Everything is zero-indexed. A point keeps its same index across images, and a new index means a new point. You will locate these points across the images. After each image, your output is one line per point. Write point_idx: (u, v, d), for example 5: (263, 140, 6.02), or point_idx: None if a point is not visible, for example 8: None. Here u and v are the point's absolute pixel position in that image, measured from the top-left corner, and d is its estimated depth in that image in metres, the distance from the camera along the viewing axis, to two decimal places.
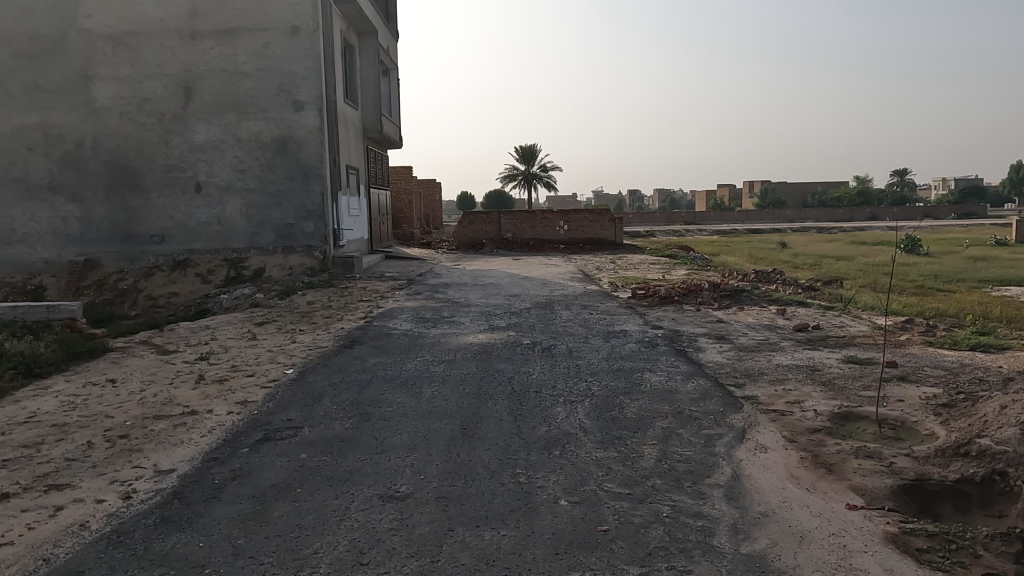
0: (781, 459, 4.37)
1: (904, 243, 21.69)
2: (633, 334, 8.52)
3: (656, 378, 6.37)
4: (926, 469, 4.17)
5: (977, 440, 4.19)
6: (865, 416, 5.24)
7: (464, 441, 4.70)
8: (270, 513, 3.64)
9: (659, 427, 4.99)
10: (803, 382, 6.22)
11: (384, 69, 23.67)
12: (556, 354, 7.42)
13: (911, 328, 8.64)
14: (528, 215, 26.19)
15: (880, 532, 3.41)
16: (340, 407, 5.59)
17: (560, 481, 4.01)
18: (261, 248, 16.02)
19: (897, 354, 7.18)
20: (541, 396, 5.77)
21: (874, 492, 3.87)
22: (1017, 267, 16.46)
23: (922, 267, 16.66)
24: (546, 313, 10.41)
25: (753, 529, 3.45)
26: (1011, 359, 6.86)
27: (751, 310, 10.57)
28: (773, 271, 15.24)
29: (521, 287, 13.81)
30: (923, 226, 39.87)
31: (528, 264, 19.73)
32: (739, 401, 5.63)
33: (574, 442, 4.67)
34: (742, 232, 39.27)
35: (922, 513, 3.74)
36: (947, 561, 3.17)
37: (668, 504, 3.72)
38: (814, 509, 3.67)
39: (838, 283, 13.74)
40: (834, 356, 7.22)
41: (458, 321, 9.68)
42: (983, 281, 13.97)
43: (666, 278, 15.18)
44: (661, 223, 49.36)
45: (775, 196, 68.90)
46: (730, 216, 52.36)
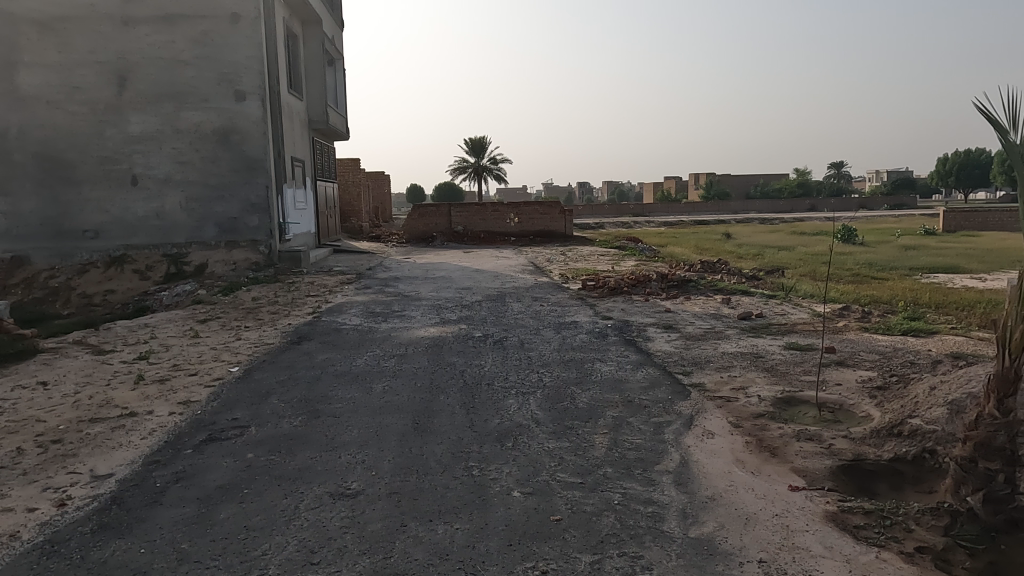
0: (727, 444, 4.49)
1: (842, 234, 22.49)
2: (583, 326, 8.61)
3: (606, 368, 6.45)
4: (863, 449, 4.35)
5: (909, 421, 4.41)
6: (805, 401, 5.43)
7: (417, 436, 4.66)
8: (216, 516, 3.53)
9: (610, 416, 5.06)
10: (747, 369, 6.40)
11: (330, 59, 23.21)
12: (507, 347, 7.42)
13: (848, 315, 8.99)
14: (478, 208, 26.11)
15: (820, 511, 3.55)
16: (289, 405, 5.47)
17: (513, 473, 4.02)
18: (203, 242, 15.54)
19: (836, 340, 7.47)
20: (493, 389, 5.77)
21: (814, 474, 4.02)
22: (945, 255, 17.30)
23: (859, 256, 17.31)
24: (497, 305, 10.40)
25: (701, 513, 3.54)
26: (940, 342, 7.23)
27: (697, 299, 10.80)
28: (719, 261, 15.61)
29: (473, 280, 13.78)
30: (858, 216, 41.46)
31: (478, 257, 19.66)
32: (687, 389, 5.76)
33: (525, 433, 4.68)
34: (688, 223, 40.10)
35: (860, 492, 3.89)
36: (883, 537, 3.31)
37: (619, 492, 3.77)
38: (759, 492, 3.79)
39: (780, 273, 14.18)
40: (777, 343, 7.44)
41: (409, 315, 9.59)
42: (914, 269, 14.65)
43: (615, 269, 15.39)
44: (609, 215, 49.87)
45: (720, 188, 70.52)
46: (677, 208, 53.13)
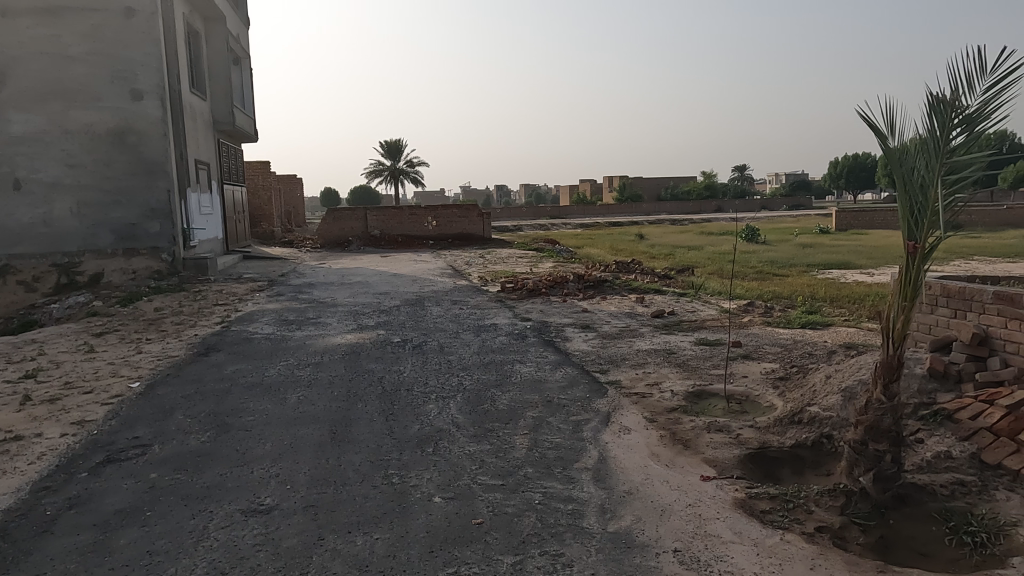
0: (643, 438, 4.63)
1: (746, 233, 23.66)
2: (502, 328, 8.63)
3: (526, 370, 6.50)
4: (768, 437, 4.59)
5: (808, 409, 4.71)
6: (715, 393, 5.67)
7: (334, 446, 4.54)
8: (114, 542, 3.31)
9: (529, 417, 5.10)
10: (660, 365, 6.62)
11: (234, 58, 22.28)
12: (427, 351, 7.35)
13: (752, 310, 9.47)
14: (395, 211, 25.78)
15: (730, 499, 3.72)
16: (196, 420, 5.19)
17: (434, 478, 3.98)
18: (97, 251, 14.39)
19: (741, 335, 7.85)
20: (413, 394, 5.71)
21: (724, 463, 4.20)
22: (838, 252, 18.51)
23: (761, 255, 18.26)
24: (416, 310, 10.29)
25: (618, 508, 3.62)
26: (834, 334, 7.74)
27: (613, 299, 11.08)
28: (633, 261, 16.07)
29: (390, 285, 13.58)
30: (760, 216, 43.75)
31: (396, 261, 19.41)
32: (604, 387, 5.89)
33: (446, 438, 4.66)
34: (603, 225, 41.13)
35: (765, 478, 4.10)
36: (786, 520, 3.50)
37: (539, 492, 3.81)
38: (673, 483, 3.92)
39: (690, 272, 14.76)
40: (688, 339, 7.74)
41: (324, 322, 9.32)
42: (810, 266, 15.59)
43: (533, 271, 15.56)
44: (527, 218, 50.42)
45: (633, 190, 72.66)
46: (592, 210, 54.37)
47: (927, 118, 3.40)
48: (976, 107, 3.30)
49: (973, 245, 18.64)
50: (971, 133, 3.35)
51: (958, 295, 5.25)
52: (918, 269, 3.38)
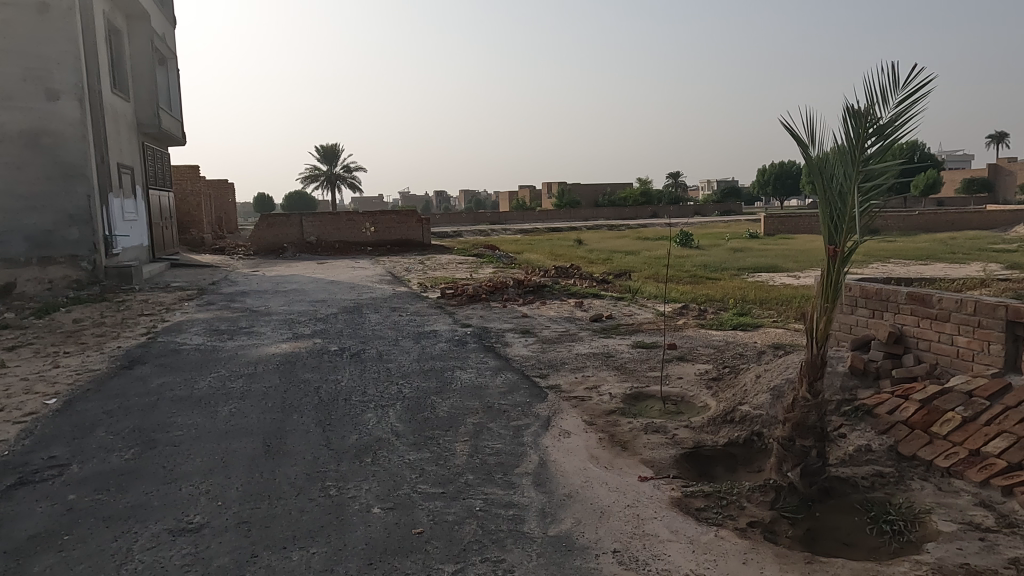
0: (582, 441, 4.68)
1: (680, 238, 24.32)
2: (443, 334, 8.58)
3: (466, 376, 6.48)
4: (702, 437, 4.72)
5: (740, 408, 4.87)
6: (652, 395, 5.79)
7: (268, 459, 4.40)
8: (27, 571, 3.10)
9: (470, 424, 5.08)
10: (599, 368, 6.72)
11: (160, 58, 21.42)
12: (365, 359, 7.23)
13: (687, 313, 9.73)
14: (332, 217, 25.28)
15: (667, 498, 3.80)
16: (120, 437, 4.94)
17: (372, 489, 3.91)
18: (9, 260, 13.49)
19: (677, 337, 8.06)
20: (351, 404, 5.60)
21: (661, 463, 4.29)
22: (766, 256, 19.27)
23: (695, 259, 18.80)
24: (354, 317, 10.11)
25: (559, 511, 3.65)
26: (763, 335, 8.04)
27: (552, 304, 11.19)
28: (572, 266, 16.26)
29: (327, 292, 13.29)
30: (693, 222, 45.08)
31: (333, 268, 19.03)
32: (544, 391, 5.93)
33: (385, 447, 4.59)
34: (542, 230, 41.47)
35: (700, 477, 4.21)
36: (720, 516, 3.61)
37: (480, 498, 3.79)
38: (612, 484, 3.98)
39: (627, 276, 15.05)
40: (625, 342, 7.89)
41: (258, 332, 9.05)
42: (741, 270, 16.16)
43: (473, 277, 15.55)
44: (467, 223, 50.36)
45: (571, 196, 73.60)
46: (532, 215, 54.76)
47: (844, 128, 3.58)
48: (887, 118, 3.49)
49: (889, 249, 19.71)
50: (884, 143, 3.54)
51: (875, 296, 5.51)
52: (838, 271, 3.56)
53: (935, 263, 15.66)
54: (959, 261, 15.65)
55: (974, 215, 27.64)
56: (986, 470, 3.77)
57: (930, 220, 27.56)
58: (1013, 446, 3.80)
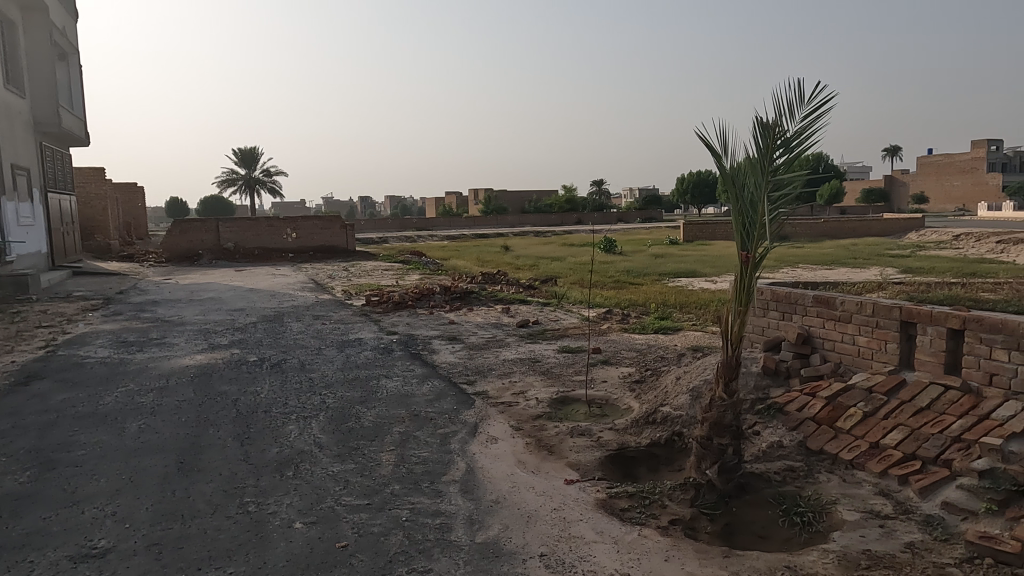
0: (510, 447, 4.70)
1: (604, 244, 24.86)
2: (367, 342, 8.42)
3: (392, 384, 6.38)
4: (626, 438, 4.84)
5: (661, 409, 5.03)
6: (577, 399, 5.89)
7: (182, 477, 4.19)
8: None
9: (396, 433, 5.01)
10: (525, 373, 6.77)
11: (61, 53, 20.13)
12: (286, 369, 7.01)
13: (610, 318, 9.95)
14: (251, 223, 24.41)
15: (592, 500, 3.87)
16: (14, 458, 4.58)
17: (294, 503, 3.79)
18: None
19: (601, 341, 8.23)
20: (271, 416, 5.40)
21: (586, 466, 4.37)
22: (686, 262, 19.97)
23: (618, 265, 19.26)
24: (275, 326, 9.78)
25: (486, 518, 3.64)
26: (683, 338, 8.33)
27: (479, 310, 11.20)
28: (499, 272, 16.32)
29: (246, 300, 12.80)
30: (616, 228, 46.16)
31: (252, 275, 18.36)
32: (471, 398, 5.92)
33: (308, 459, 4.46)
34: (469, 236, 41.37)
35: (624, 477, 4.31)
36: (644, 516, 3.70)
37: (406, 508, 3.74)
38: (539, 489, 4.01)
39: (553, 282, 15.25)
40: (551, 348, 7.98)
41: (171, 343, 8.60)
42: (662, 275, 16.67)
43: (399, 284, 15.36)
44: (393, 229, 49.72)
45: (498, 203, 73.87)
46: (459, 222, 54.65)
47: (755, 139, 3.75)
48: (794, 132, 3.69)
49: (798, 254, 20.82)
50: (791, 155, 3.74)
51: (785, 299, 5.78)
52: (750, 277, 3.73)
53: (839, 267, 16.67)
54: (860, 265, 16.72)
55: (873, 222, 29.61)
56: (885, 461, 4.04)
57: (834, 227, 29.31)
58: (908, 438, 4.09)
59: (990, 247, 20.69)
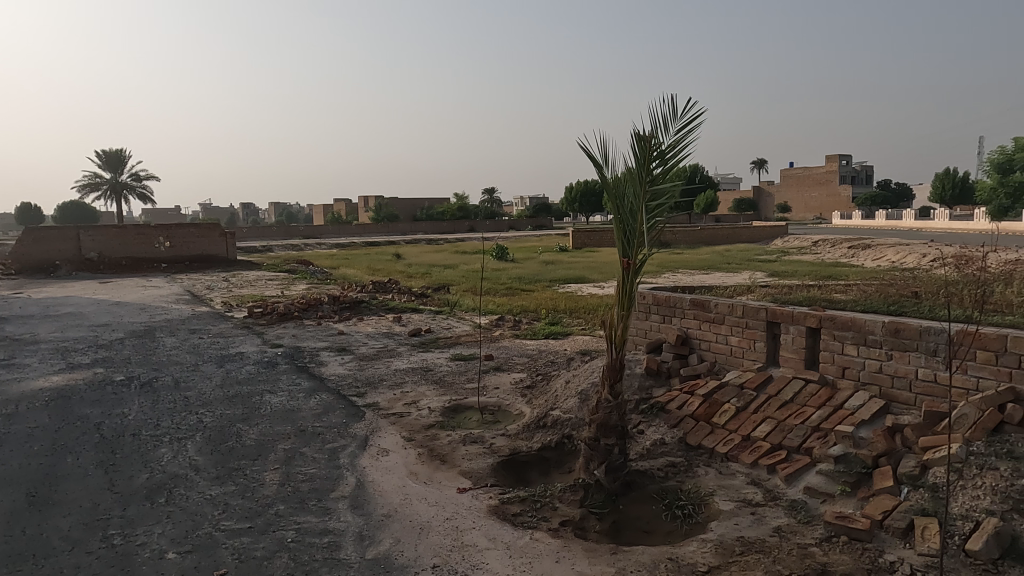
0: (401, 458, 4.62)
1: (495, 252, 25.10)
2: (250, 356, 8.00)
3: (277, 400, 6.09)
4: (518, 443, 4.89)
5: (551, 413, 5.14)
6: (470, 406, 5.89)
7: (34, 511, 3.78)
8: None
9: (281, 450, 4.79)
10: (417, 383, 6.67)
11: None
12: (158, 388, 6.52)
13: (502, 325, 10.03)
14: (117, 230, 22.58)
15: (485, 507, 3.88)
16: None
17: (165, 532, 3.52)
18: None
19: (493, 348, 8.29)
20: (140, 439, 5.00)
21: (478, 473, 4.37)
22: (574, 268, 20.55)
23: (510, 272, 19.49)
24: (145, 342, 9.07)
25: (377, 532, 3.56)
26: (572, 342, 8.55)
27: (370, 320, 10.96)
28: (390, 281, 16.04)
29: (112, 315, 11.79)
30: (508, 236, 46.67)
31: (119, 287, 16.96)
32: (361, 411, 5.76)
33: (182, 484, 4.16)
34: (359, 244, 40.42)
35: (516, 482, 4.36)
36: (535, 519, 3.76)
37: (292, 529, 3.58)
38: (431, 499, 3.97)
39: (445, 290, 15.18)
40: (443, 356, 7.93)
41: (21, 364, 7.75)
42: (552, 281, 17.04)
43: (284, 294, 14.74)
44: (278, 237, 47.65)
45: (389, 210, 72.66)
46: (348, 229, 53.20)
47: (633, 152, 3.92)
48: (668, 144, 3.88)
49: (677, 260, 22.00)
50: (665, 167, 3.95)
51: (664, 303, 6.08)
52: (632, 282, 3.91)
53: (714, 272, 17.77)
54: (733, 270, 17.90)
55: (744, 229, 31.84)
56: (755, 452, 4.33)
57: (710, 235, 31.22)
58: (774, 429, 4.41)
59: (843, 252, 22.79)
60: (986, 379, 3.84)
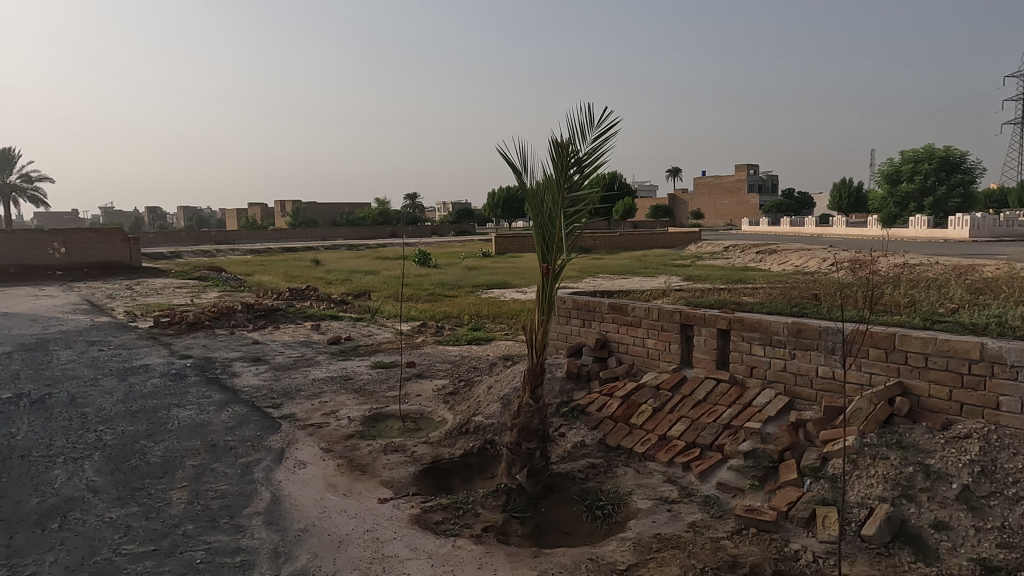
0: (319, 471, 4.49)
1: (418, 258, 24.90)
2: (156, 369, 7.56)
3: (185, 414, 5.79)
4: (440, 450, 4.86)
5: (474, 419, 5.14)
6: (391, 414, 5.79)
7: None
8: None
9: (190, 467, 4.55)
10: (336, 392, 6.51)
11: None
12: (51, 405, 6.06)
13: (424, 331, 9.95)
14: (5, 236, 20.91)
15: (406, 516, 3.82)
16: None
17: (59, 560, 3.28)
18: None
19: (415, 355, 8.20)
20: (30, 461, 4.62)
21: (399, 482, 4.30)
22: (497, 274, 20.66)
23: (432, 277, 19.36)
24: (37, 356, 8.41)
25: (293, 548, 3.44)
26: (495, 347, 8.58)
27: (287, 328, 10.61)
28: (308, 288, 15.58)
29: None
30: (430, 242, 46.34)
31: (7, 297, 15.68)
32: (277, 423, 5.56)
33: (79, 507, 3.89)
34: (275, 250, 39.05)
35: (439, 490, 4.32)
36: (457, 526, 3.74)
37: (202, 549, 3.41)
38: (351, 511, 3.88)
39: (366, 296, 14.90)
40: (363, 364, 7.77)
41: None
42: (475, 287, 17.05)
43: (194, 303, 14.05)
44: (188, 243, 45.40)
45: (307, 215, 70.60)
46: (263, 234, 51.35)
47: (552, 160, 3.97)
48: (586, 153, 3.96)
49: (597, 265, 22.51)
50: (583, 176, 4.02)
51: (584, 307, 6.19)
52: (551, 287, 3.96)
53: (632, 277, 18.30)
54: (650, 274, 18.47)
55: (660, 235, 32.94)
56: (671, 450, 4.48)
57: (628, 240, 32.10)
58: (688, 428, 4.57)
59: (752, 257, 23.96)
60: (878, 375, 4.13)
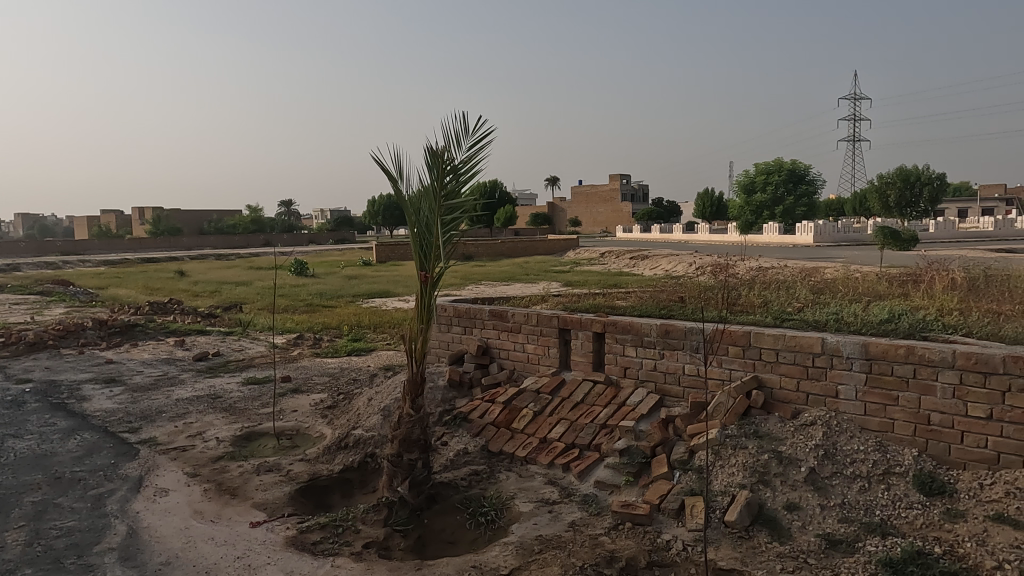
0: (183, 498, 4.17)
1: (294, 267, 23.89)
2: None
3: (23, 445, 5.17)
4: (317, 467, 4.68)
5: (353, 433, 4.99)
6: (264, 433, 5.49)
7: None
8: None
9: (29, 504, 4.07)
10: (203, 412, 6.09)
11: None
12: None
13: (301, 344, 9.54)
14: None
15: (281, 539, 3.64)
16: None
17: None
18: None
19: (291, 369, 7.84)
20: None
21: (273, 503, 4.09)
22: (378, 282, 20.29)
23: (310, 288, 18.64)
24: None
25: None
26: (376, 358, 8.39)
27: (147, 345, 9.79)
28: (170, 300, 14.48)
29: None
30: (307, 251, 44.55)
31: None
32: (134, 449, 5.10)
33: None
34: (132, 261, 35.96)
35: (316, 509, 4.15)
36: (337, 545, 3.61)
37: None
38: (220, 538, 3.64)
39: (236, 309, 14.09)
40: (234, 381, 7.32)
41: None
42: (355, 296, 16.62)
43: (34, 320, 12.62)
44: (27, 255, 40.79)
45: (169, 223, 65.69)
46: (119, 244, 47.16)
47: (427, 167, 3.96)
48: (461, 160, 3.98)
49: (480, 272, 22.72)
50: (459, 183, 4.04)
51: (464, 314, 6.19)
52: (430, 294, 3.95)
53: (514, 283, 18.60)
54: (532, 280, 18.87)
55: (540, 242, 33.77)
56: (551, 452, 4.58)
57: (510, 247, 32.61)
58: (567, 430, 4.70)
59: (626, 262, 25.15)
60: (737, 370, 4.44)
